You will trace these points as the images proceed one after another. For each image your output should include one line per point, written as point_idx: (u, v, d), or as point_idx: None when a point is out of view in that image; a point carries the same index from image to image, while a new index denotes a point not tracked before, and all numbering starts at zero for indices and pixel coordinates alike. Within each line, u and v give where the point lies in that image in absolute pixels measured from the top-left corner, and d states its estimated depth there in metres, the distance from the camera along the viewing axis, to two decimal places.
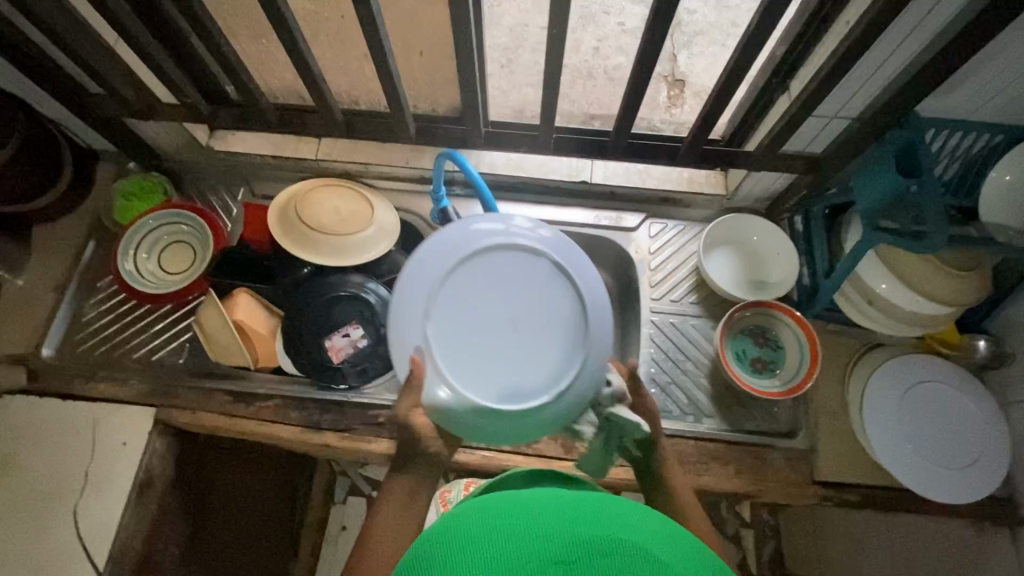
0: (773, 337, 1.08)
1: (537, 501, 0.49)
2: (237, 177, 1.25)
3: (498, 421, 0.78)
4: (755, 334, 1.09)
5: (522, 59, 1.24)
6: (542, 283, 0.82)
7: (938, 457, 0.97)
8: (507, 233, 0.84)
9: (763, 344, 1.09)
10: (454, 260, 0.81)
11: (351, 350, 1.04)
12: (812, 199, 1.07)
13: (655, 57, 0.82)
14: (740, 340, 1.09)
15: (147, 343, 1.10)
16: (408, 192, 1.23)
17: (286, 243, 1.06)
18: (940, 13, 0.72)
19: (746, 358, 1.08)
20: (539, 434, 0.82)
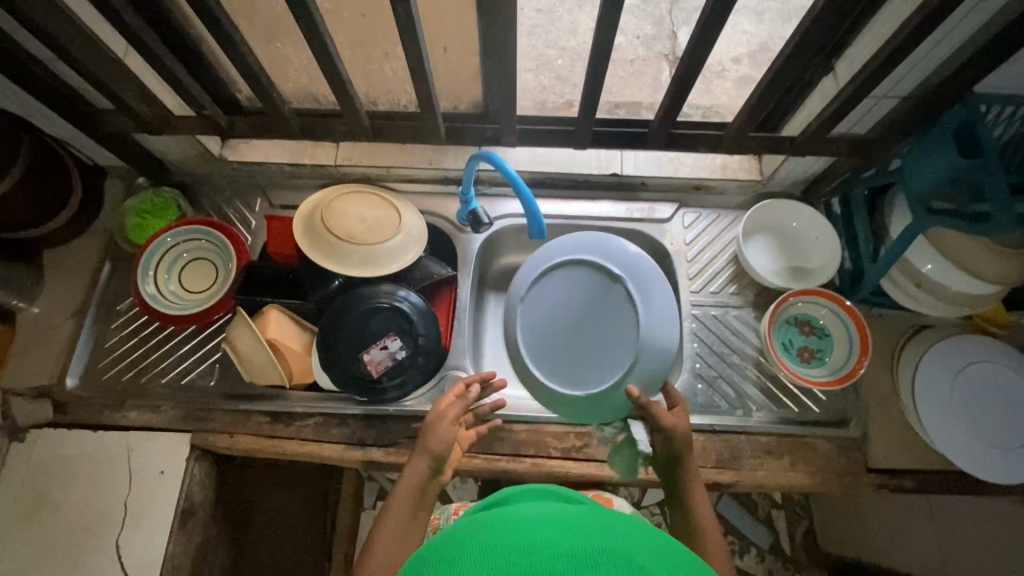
0: (819, 326, 1.07)
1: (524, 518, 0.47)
2: (254, 187, 1.20)
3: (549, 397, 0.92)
4: (800, 323, 1.08)
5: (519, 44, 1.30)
6: (622, 310, 0.88)
7: (995, 438, 0.96)
8: (611, 255, 0.90)
9: (809, 333, 1.07)
10: (557, 264, 0.91)
11: (390, 362, 1.00)
12: (851, 181, 1.05)
13: (704, 45, 0.78)
14: (784, 331, 1.08)
15: (175, 366, 1.06)
16: (432, 193, 1.19)
17: (315, 255, 1.01)
18: None
19: (792, 348, 1.07)
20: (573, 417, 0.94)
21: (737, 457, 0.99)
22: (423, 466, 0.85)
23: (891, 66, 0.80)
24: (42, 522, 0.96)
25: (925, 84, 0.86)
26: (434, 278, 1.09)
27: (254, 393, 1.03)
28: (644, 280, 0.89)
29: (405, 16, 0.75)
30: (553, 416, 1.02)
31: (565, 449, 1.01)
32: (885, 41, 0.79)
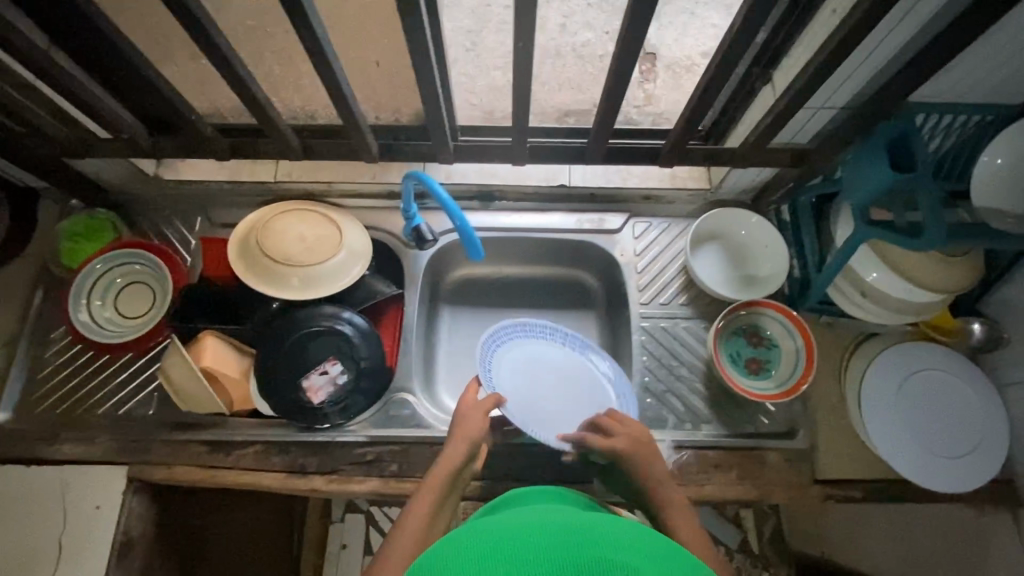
0: (767, 336, 1.07)
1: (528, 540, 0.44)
2: (193, 207, 1.15)
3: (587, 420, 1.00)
4: (748, 334, 1.07)
5: (487, 40, 1.26)
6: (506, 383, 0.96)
7: (939, 447, 0.96)
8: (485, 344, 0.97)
9: (757, 344, 1.07)
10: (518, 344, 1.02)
11: (330, 388, 0.99)
12: (798, 189, 1.04)
13: (630, 60, 0.76)
14: (733, 343, 1.07)
15: (112, 396, 1.03)
16: (379, 209, 1.15)
17: (250, 280, 0.99)
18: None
19: (740, 360, 1.06)
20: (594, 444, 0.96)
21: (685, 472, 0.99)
22: (461, 452, 0.86)
23: (821, 79, 0.78)
24: None
25: (860, 94, 0.85)
26: (377, 296, 1.07)
27: (193, 422, 1.00)
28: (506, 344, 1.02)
29: (311, 37, 0.70)
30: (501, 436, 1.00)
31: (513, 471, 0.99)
32: (815, 53, 0.77)
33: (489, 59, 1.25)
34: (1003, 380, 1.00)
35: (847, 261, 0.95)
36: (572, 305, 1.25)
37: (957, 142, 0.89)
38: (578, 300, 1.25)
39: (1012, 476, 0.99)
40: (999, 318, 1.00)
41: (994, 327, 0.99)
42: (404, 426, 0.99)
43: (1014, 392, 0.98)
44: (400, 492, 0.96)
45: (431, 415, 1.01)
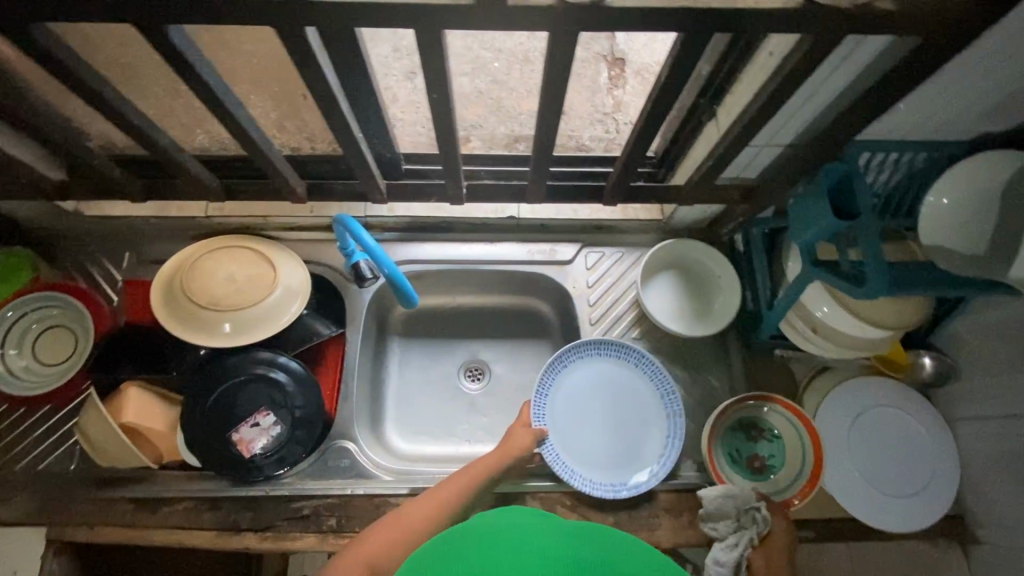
0: (767, 430, 0.99)
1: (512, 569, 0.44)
2: (121, 243, 1.09)
3: (635, 454, 1.01)
4: (747, 428, 1.01)
5: (455, 47, 1.23)
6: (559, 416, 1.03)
7: (890, 487, 0.94)
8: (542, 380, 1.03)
9: (758, 439, 1.00)
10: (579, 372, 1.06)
11: (264, 440, 0.94)
12: (748, 222, 1.01)
13: (558, 101, 0.72)
14: (732, 441, 1.00)
15: (30, 450, 0.96)
16: (320, 242, 1.10)
17: (174, 328, 0.93)
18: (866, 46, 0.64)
19: (740, 458, 1.00)
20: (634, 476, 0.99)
21: (634, 517, 0.96)
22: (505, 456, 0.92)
23: (759, 123, 0.75)
24: None
25: (803, 133, 0.82)
26: (317, 338, 1.02)
27: (117, 477, 0.94)
28: (572, 378, 1.06)
29: (200, 82, 0.65)
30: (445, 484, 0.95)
31: None
32: (754, 95, 0.74)
33: (456, 65, 1.22)
34: (953, 414, 0.99)
35: (797, 298, 0.92)
36: (526, 335, 1.22)
37: (904, 177, 0.86)
38: (534, 331, 1.22)
39: (963, 511, 0.98)
40: (949, 352, 0.98)
41: (944, 361, 0.98)
42: (343, 477, 0.95)
43: (963, 426, 0.97)
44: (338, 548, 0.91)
45: (373, 463, 0.98)
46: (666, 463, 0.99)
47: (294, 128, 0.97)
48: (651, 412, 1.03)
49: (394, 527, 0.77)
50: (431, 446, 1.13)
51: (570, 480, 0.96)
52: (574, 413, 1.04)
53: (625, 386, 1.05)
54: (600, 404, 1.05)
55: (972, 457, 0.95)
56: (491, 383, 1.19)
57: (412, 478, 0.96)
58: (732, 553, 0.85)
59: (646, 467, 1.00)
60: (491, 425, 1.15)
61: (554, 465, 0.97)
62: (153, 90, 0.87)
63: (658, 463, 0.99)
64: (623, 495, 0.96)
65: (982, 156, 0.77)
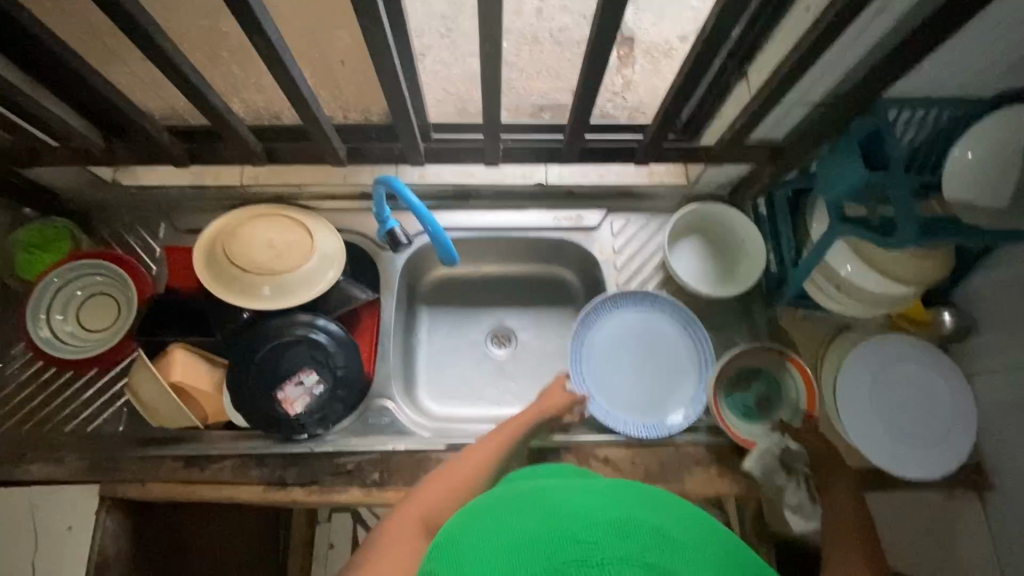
0: (752, 373, 1.05)
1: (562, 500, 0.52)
2: (157, 213, 1.11)
3: (673, 392, 1.07)
4: (737, 382, 1.05)
5: None
6: (596, 375, 1.08)
7: (910, 436, 0.98)
8: (573, 347, 1.08)
9: (751, 384, 1.04)
10: (603, 331, 1.10)
11: (307, 398, 0.98)
12: (774, 184, 1.03)
13: (602, 51, 0.74)
14: (733, 400, 1.04)
15: (80, 412, 0.99)
16: (352, 210, 1.12)
17: (217, 291, 0.96)
18: None
19: (750, 410, 1.03)
20: (680, 411, 1.05)
21: (664, 469, 0.99)
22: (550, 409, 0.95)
23: (795, 77, 0.77)
24: None
25: (832, 90, 0.84)
26: (353, 301, 1.04)
27: (165, 437, 0.98)
28: (597, 340, 1.10)
29: (260, 32, 0.67)
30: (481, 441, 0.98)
31: None
32: (790, 48, 0.76)
33: None
34: (971, 368, 1.02)
35: (822, 255, 0.95)
36: (552, 302, 1.25)
37: (930, 135, 0.87)
38: (559, 298, 1.25)
39: (980, 460, 1.01)
40: (968, 307, 1.02)
41: (964, 317, 1.00)
42: (384, 434, 0.99)
43: (981, 379, 1.01)
44: (381, 501, 0.94)
45: (411, 420, 1.01)
46: (704, 393, 1.05)
47: (330, 97, 0.98)
48: (678, 349, 1.09)
49: (442, 483, 0.76)
50: (462, 408, 1.16)
51: (622, 430, 1.02)
52: (606, 369, 1.09)
53: (650, 331, 1.10)
54: (630, 355, 1.10)
55: (990, 407, 0.99)
56: (518, 349, 1.22)
57: (449, 435, 1.00)
58: (801, 492, 0.92)
59: (688, 401, 1.06)
60: (519, 388, 1.19)
61: (604, 419, 1.02)
62: (194, 55, 0.88)
63: (698, 395, 1.06)
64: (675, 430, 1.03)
65: (1007, 110, 0.79)
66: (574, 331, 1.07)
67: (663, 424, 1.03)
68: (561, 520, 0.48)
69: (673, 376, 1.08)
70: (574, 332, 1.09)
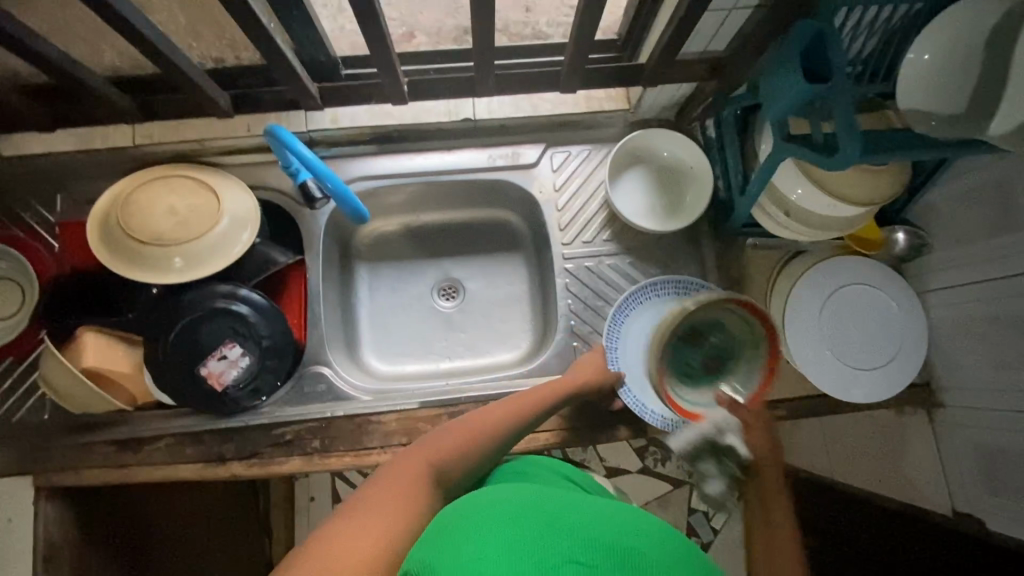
0: (707, 328, 0.81)
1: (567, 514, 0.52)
2: (49, 184, 1.01)
3: None
4: (685, 339, 0.82)
5: None
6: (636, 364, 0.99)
7: (857, 359, 0.96)
8: (610, 334, 0.99)
9: (705, 342, 0.82)
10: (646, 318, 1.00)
11: (234, 371, 0.93)
12: (719, 102, 0.94)
13: None
14: (676, 356, 0.83)
15: (1, 404, 0.95)
16: (264, 165, 1.02)
17: (118, 268, 0.88)
18: None
19: (692, 369, 0.82)
20: None
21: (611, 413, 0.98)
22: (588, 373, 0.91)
23: None
24: None
25: None
26: (274, 266, 0.97)
27: (94, 422, 0.94)
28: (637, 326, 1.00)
29: None
30: (423, 400, 0.96)
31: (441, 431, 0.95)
32: None
33: None
34: (925, 286, 0.99)
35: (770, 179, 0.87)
36: (498, 247, 1.18)
37: (883, 39, 0.79)
38: (505, 242, 1.18)
39: (930, 378, 1.00)
40: (924, 223, 0.97)
41: (917, 234, 0.96)
42: (322, 401, 0.95)
43: (935, 297, 0.97)
44: (325, 468, 0.93)
45: (350, 384, 0.98)
46: None
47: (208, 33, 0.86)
48: None
49: (460, 434, 0.73)
50: (411, 365, 1.13)
51: (652, 420, 0.95)
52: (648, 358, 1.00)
53: None
54: None
55: (941, 325, 0.96)
56: (465, 300, 1.17)
57: (391, 397, 0.97)
58: (721, 485, 0.77)
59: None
60: (469, 340, 1.15)
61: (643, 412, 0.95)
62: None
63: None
64: None
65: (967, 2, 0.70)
66: (612, 316, 0.99)
67: None
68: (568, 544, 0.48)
69: None
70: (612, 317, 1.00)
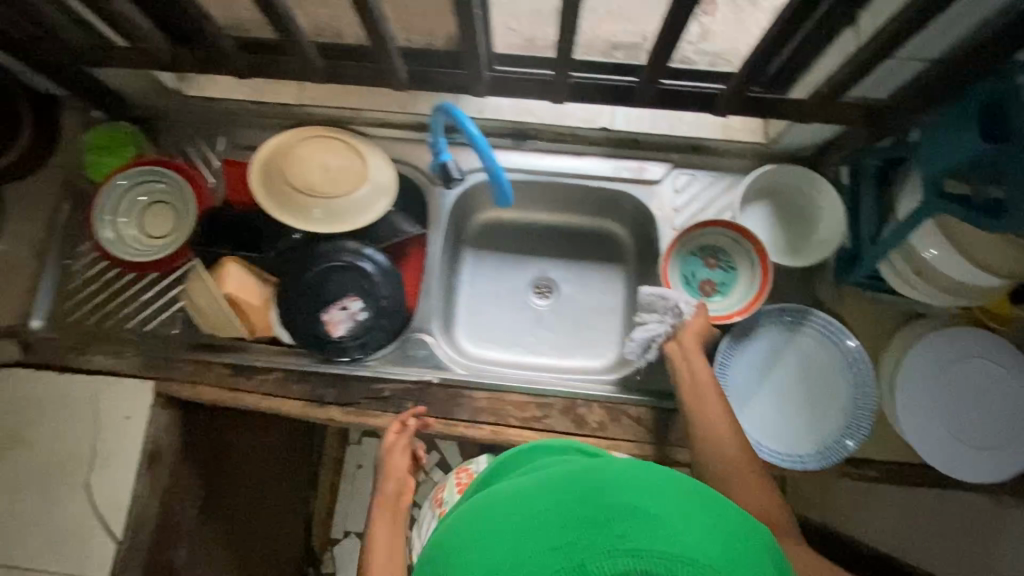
0: (718, 252, 1.06)
1: (541, 495, 0.50)
2: (215, 126, 1.12)
3: (832, 423, 0.96)
4: (706, 257, 1.06)
5: None
6: (745, 404, 0.98)
7: (968, 436, 0.92)
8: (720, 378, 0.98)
9: (713, 266, 1.06)
10: (750, 357, 1.00)
11: (350, 323, 0.99)
12: (865, 151, 0.94)
13: None
14: (688, 265, 1.06)
15: (139, 312, 1.04)
16: (405, 141, 1.10)
17: (273, 210, 0.97)
18: None
19: (693, 282, 1.06)
20: (844, 438, 0.94)
21: None
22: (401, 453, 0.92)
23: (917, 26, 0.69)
24: (14, 461, 0.98)
25: (957, 43, 0.74)
26: (403, 235, 1.05)
27: (216, 344, 1.02)
28: (743, 367, 0.99)
29: None
30: (516, 386, 0.99)
31: (527, 419, 0.98)
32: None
33: None
34: None
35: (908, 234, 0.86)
36: (598, 256, 1.21)
37: None
38: (606, 253, 1.21)
39: None
40: None
41: None
42: (422, 366, 1.00)
43: None
44: (414, 430, 0.97)
45: (448, 356, 1.02)
46: (865, 418, 0.93)
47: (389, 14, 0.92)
48: (836, 374, 0.97)
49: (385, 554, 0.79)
50: (497, 353, 1.16)
51: (768, 458, 0.93)
52: (755, 399, 0.98)
53: (800, 356, 0.99)
54: (782, 382, 0.99)
55: None
56: (559, 301, 1.19)
57: (484, 376, 1.01)
58: (647, 332, 0.95)
59: (835, 437, 0.94)
60: (555, 340, 1.17)
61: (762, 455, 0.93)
62: None
63: (849, 432, 0.94)
64: (836, 460, 0.93)
65: None
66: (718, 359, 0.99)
67: (822, 454, 0.93)
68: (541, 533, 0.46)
69: (829, 405, 0.96)
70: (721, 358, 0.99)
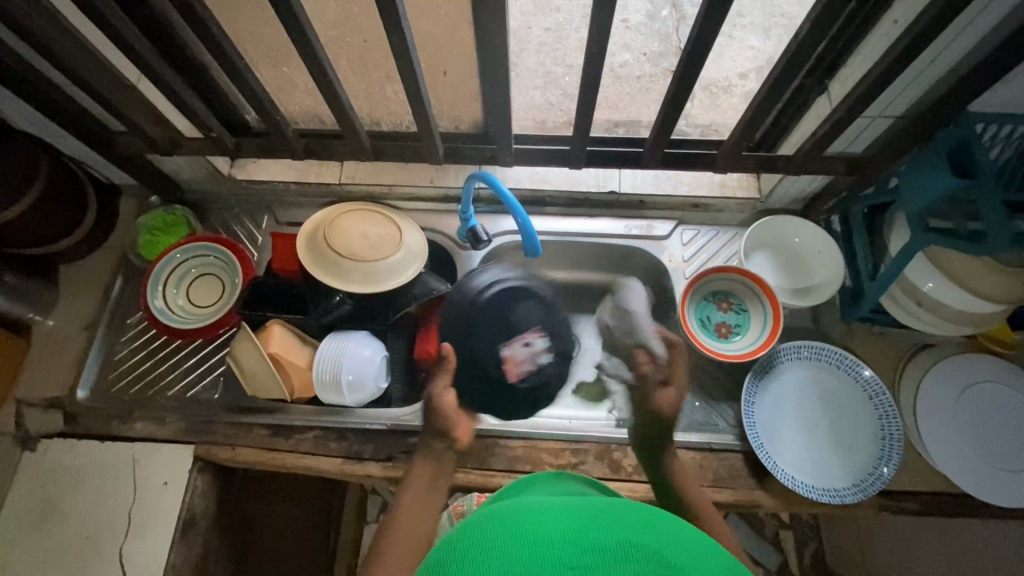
0: (730, 296, 1.13)
1: (563, 516, 0.51)
2: (261, 206, 1.24)
3: (862, 454, 0.98)
4: (718, 301, 1.14)
5: None
6: (775, 440, 1.00)
7: (995, 459, 0.94)
8: (749, 414, 1.00)
9: (726, 309, 1.13)
10: (773, 393, 1.03)
11: (531, 364, 0.98)
12: (851, 198, 1.05)
13: (698, 53, 0.80)
14: (702, 308, 1.13)
15: (182, 379, 1.09)
16: (434, 211, 1.21)
17: (317, 273, 1.05)
18: (981, 23, 0.72)
19: (709, 324, 1.12)
20: (877, 468, 0.96)
21: (731, 476, 0.99)
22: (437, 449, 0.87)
23: (879, 89, 0.81)
24: (48, 533, 0.97)
25: (916, 103, 0.87)
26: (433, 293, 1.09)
27: (255, 406, 1.06)
28: (768, 404, 1.02)
29: (397, 37, 0.79)
30: (550, 433, 1.02)
31: (561, 465, 1.00)
32: (874, 62, 0.81)
33: None
34: None
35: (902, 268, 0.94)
36: None
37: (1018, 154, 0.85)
38: None
39: None
40: None
41: None
42: None
43: None
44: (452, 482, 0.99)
45: None
46: (895, 447, 0.96)
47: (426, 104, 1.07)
48: (859, 405, 1.01)
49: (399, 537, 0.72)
50: None
51: (806, 493, 0.94)
52: (783, 434, 1.00)
53: (822, 389, 1.03)
54: (807, 417, 1.02)
55: None
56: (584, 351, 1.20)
57: (517, 424, 1.04)
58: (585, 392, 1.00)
59: (868, 467, 0.96)
60: None
61: (798, 488, 0.94)
62: (337, 68, 0.99)
63: (881, 461, 0.96)
64: (872, 491, 0.94)
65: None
66: (744, 396, 1.01)
67: (857, 486, 0.95)
68: (561, 550, 0.46)
69: (858, 436, 0.99)
70: (747, 395, 1.01)
